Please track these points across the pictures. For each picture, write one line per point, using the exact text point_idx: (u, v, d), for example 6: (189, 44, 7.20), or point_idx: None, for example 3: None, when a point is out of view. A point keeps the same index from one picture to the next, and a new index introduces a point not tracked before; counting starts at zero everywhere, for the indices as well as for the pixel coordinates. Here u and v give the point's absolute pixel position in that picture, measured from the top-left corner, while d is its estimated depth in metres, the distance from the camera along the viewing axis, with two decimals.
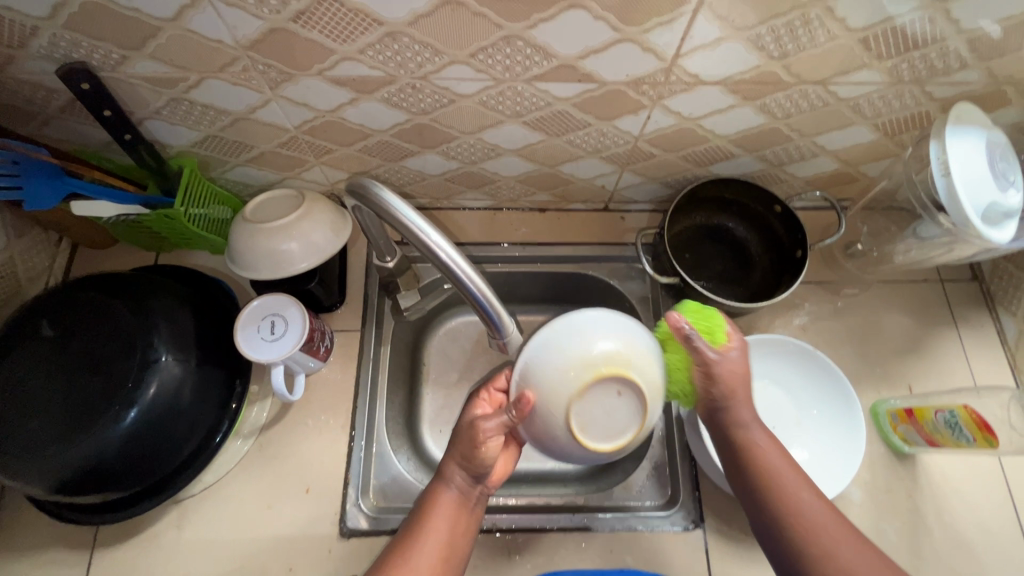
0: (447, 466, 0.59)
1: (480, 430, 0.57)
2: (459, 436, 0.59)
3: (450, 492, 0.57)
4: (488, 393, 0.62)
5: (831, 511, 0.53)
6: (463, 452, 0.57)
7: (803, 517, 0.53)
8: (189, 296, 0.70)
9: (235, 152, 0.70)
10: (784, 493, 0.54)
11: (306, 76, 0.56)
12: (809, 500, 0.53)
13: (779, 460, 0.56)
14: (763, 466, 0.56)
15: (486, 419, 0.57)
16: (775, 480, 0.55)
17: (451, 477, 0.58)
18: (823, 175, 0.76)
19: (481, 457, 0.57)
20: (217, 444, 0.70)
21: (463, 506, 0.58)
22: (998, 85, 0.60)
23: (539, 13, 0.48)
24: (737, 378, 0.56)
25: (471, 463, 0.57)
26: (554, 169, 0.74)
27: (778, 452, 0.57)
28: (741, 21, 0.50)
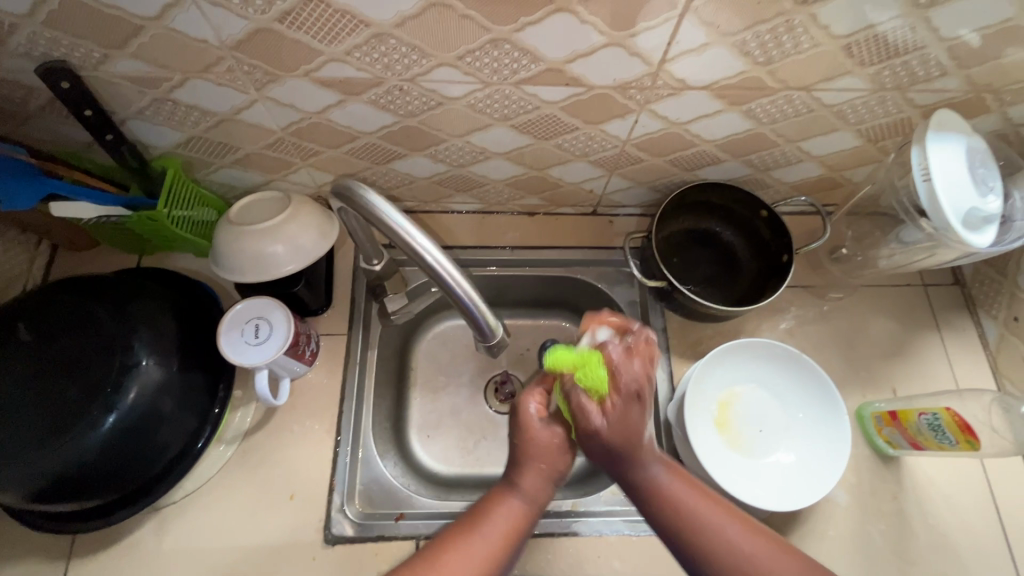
0: (516, 474, 0.55)
1: (561, 434, 0.56)
2: (532, 443, 0.55)
3: (520, 502, 0.54)
4: (540, 391, 0.58)
5: (750, 533, 0.50)
6: (539, 460, 0.55)
7: (728, 553, 0.49)
8: (171, 299, 0.69)
9: (220, 153, 0.69)
10: (700, 531, 0.50)
11: (292, 77, 0.56)
12: (730, 531, 0.50)
13: (689, 498, 0.52)
14: (673, 504, 0.52)
15: (560, 422, 0.56)
16: (693, 519, 0.51)
17: (523, 485, 0.55)
18: (808, 180, 0.77)
19: (558, 462, 0.56)
20: (199, 450, 0.69)
21: (533, 515, 0.55)
22: (977, 92, 0.61)
23: (526, 16, 0.48)
24: (635, 426, 0.50)
25: (549, 469, 0.56)
26: (543, 172, 0.74)
27: (686, 488, 0.53)
28: (727, 26, 0.50)
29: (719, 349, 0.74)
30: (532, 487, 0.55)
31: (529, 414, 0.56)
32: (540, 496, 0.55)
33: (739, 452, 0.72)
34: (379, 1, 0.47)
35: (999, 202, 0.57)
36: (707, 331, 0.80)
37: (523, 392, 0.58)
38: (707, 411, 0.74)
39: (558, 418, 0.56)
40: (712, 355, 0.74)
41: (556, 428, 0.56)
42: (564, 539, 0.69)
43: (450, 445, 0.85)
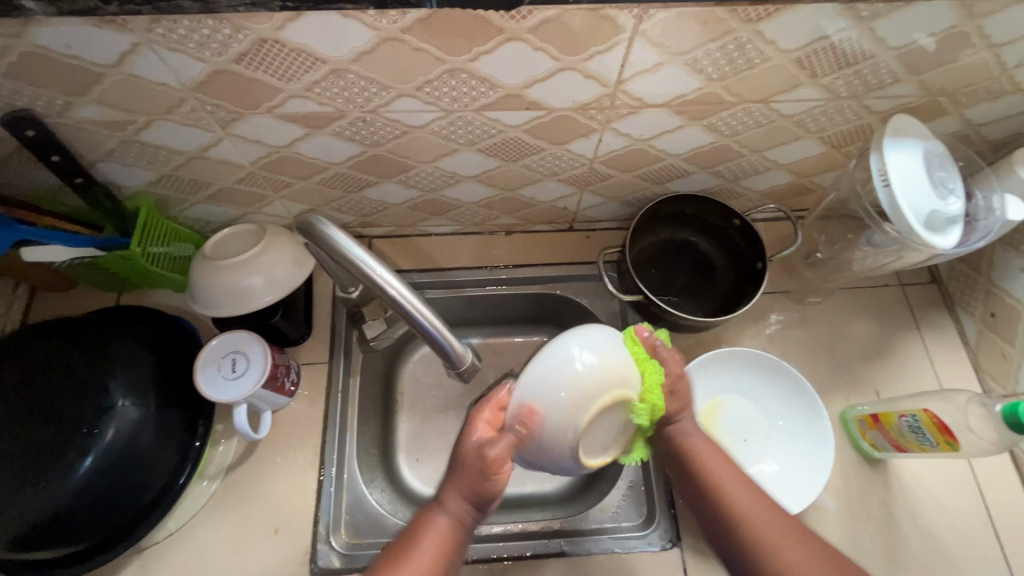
0: (445, 491, 0.58)
1: (489, 458, 0.56)
2: (461, 460, 0.57)
3: (448, 519, 0.57)
4: (490, 411, 0.57)
5: (772, 508, 0.56)
6: (467, 479, 0.57)
7: (749, 524, 0.55)
8: (148, 337, 0.68)
9: (192, 190, 0.69)
10: (725, 502, 0.57)
11: (256, 114, 0.56)
12: (748, 502, 0.56)
13: (726, 473, 0.59)
14: (709, 472, 0.59)
15: (494, 446, 0.56)
16: (720, 490, 0.58)
17: (451, 502, 0.57)
18: (779, 187, 0.78)
19: (488, 486, 0.56)
20: (180, 487, 0.68)
21: (459, 534, 0.57)
22: (932, 96, 0.62)
23: (478, 46, 0.49)
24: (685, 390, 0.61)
25: (472, 490, 0.57)
26: (515, 192, 0.75)
27: (718, 455, 0.61)
28: (677, 46, 0.51)
29: (699, 359, 0.74)
30: (456, 506, 0.57)
31: (472, 430, 0.57)
32: (465, 515, 0.57)
33: None
34: (333, 39, 0.47)
35: (961, 202, 0.58)
36: (688, 342, 0.80)
37: (475, 408, 0.59)
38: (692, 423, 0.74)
39: (494, 443, 0.56)
40: (692, 367, 0.74)
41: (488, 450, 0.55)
42: (554, 560, 0.69)
43: (439, 467, 0.84)
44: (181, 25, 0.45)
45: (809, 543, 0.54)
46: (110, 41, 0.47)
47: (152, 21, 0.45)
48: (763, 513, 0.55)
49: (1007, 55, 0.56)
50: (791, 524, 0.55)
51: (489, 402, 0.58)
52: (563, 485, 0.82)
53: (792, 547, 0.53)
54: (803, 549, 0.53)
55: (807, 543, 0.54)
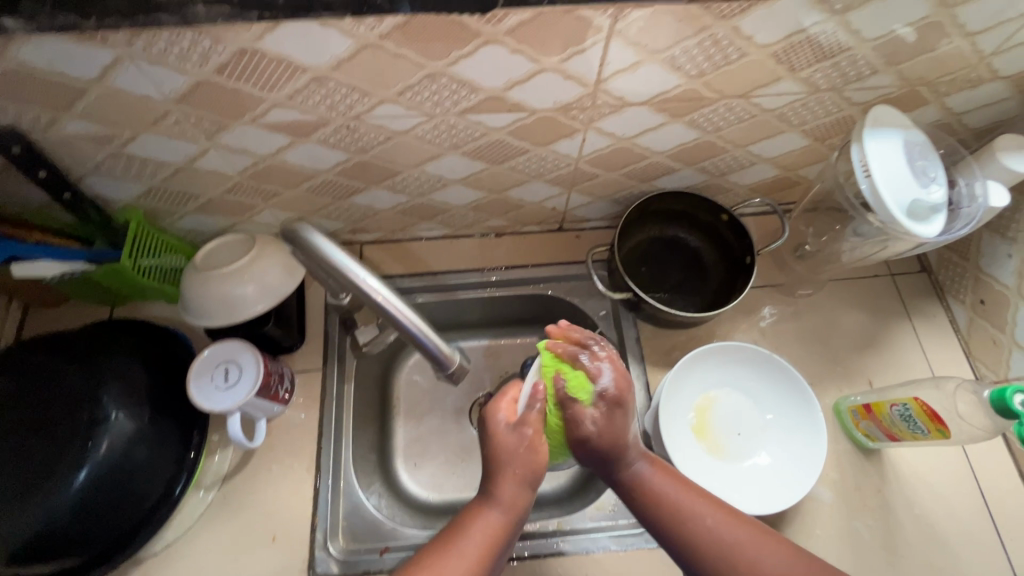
0: (492, 486, 0.56)
1: (529, 439, 0.57)
2: (500, 450, 0.57)
3: (500, 512, 0.55)
4: (506, 401, 0.60)
5: (730, 520, 0.56)
6: (509, 466, 0.56)
7: (710, 543, 0.55)
8: (140, 349, 0.69)
9: (181, 202, 0.70)
10: (683, 529, 0.56)
11: (240, 124, 0.57)
12: (708, 522, 0.56)
13: (676, 495, 0.58)
14: (660, 499, 0.58)
15: (526, 425, 0.57)
16: (675, 517, 0.57)
17: (501, 496, 0.56)
18: (765, 181, 0.78)
19: (530, 467, 0.56)
20: (177, 497, 0.69)
21: (512, 523, 0.56)
22: (911, 86, 0.62)
23: (457, 51, 0.50)
24: (621, 392, 0.58)
25: (523, 472, 0.56)
26: (502, 195, 0.75)
27: (666, 479, 0.59)
28: (654, 44, 0.51)
29: (690, 355, 0.74)
30: (507, 495, 0.56)
31: (496, 423, 0.58)
32: (517, 502, 0.56)
33: (720, 458, 0.72)
34: (312, 48, 0.48)
35: (943, 190, 0.58)
36: (680, 338, 0.81)
37: (491, 400, 0.60)
38: (685, 419, 0.74)
39: (525, 422, 0.57)
40: (684, 363, 0.74)
41: (523, 430, 0.56)
42: (551, 559, 0.69)
43: (436, 471, 0.84)
44: (160, 38, 0.46)
45: (780, 545, 0.55)
46: (92, 56, 0.47)
47: (132, 35, 0.46)
48: (725, 528, 0.55)
49: (983, 43, 0.57)
50: (757, 530, 0.55)
51: (502, 397, 0.60)
52: (560, 484, 0.82)
53: (764, 554, 0.54)
54: (774, 552, 0.54)
55: (776, 543, 0.55)
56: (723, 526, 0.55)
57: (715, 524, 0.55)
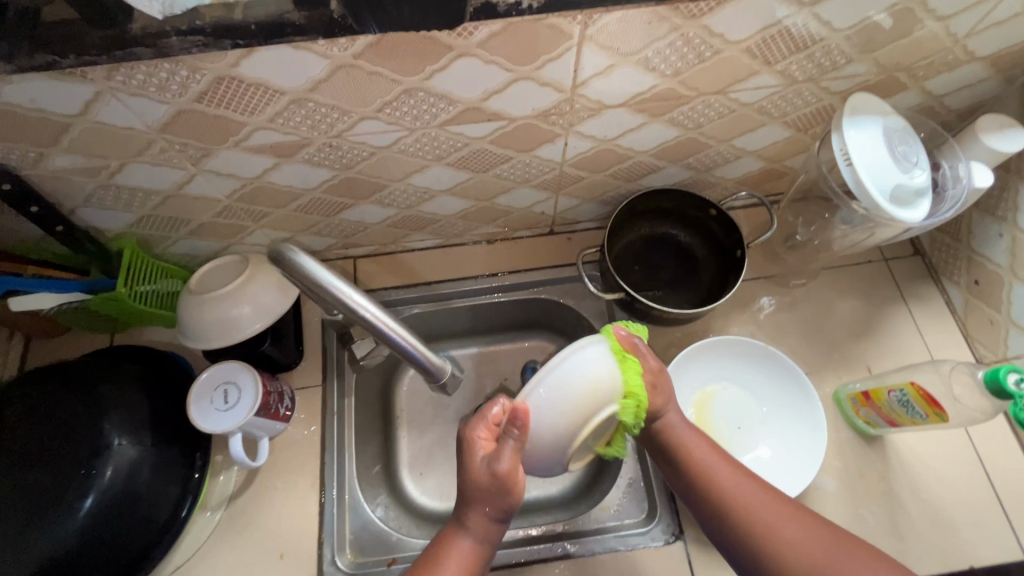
0: (463, 515, 0.57)
1: (501, 473, 0.54)
2: (472, 483, 0.55)
3: (470, 542, 0.56)
4: (486, 427, 0.57)
5: (759, 492, 0.57)
6: (482, 498, 0.55)
7: (738, 508, 0.56)
8: (141, 376, 0.69)
9: (173, 227, 0.70)
10: (715, 489, 0.58)
11: (224, 149, 0.58)
12: (739, 489, 0.57)
13: (711, 461, 0.59)
14: (696, 461, 0.59)
15: (500, 461, 0.54)
16: (709, 479, 0.58)
17: (473, 526, 0.56)
18: (752, 173, 0.78)
19: (502, 502, 0.55)
20: (182, 519, 0.69)
21: (484, 551, 0.57)
22: (889, 72, 0.62)
23: (431, 65, 0.50)
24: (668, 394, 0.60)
25: (494, 509, 0.56)
26: (490, 202, 0.76)
27: (707, 444, 0.61)
28: (626, 46, 0.52)
29: (687, 351, 0.74)
30: (478, 525, 0.56)
31: (473, 452, 0.56)
32: (489, 534, 0.57)
33: None
34: (288, 71, 0.49)
35: (926, 174, 0.58)
36: (677, 335, 0.81)
37: (468, 423, 0.58)
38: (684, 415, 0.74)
39: (499, 456, 0.54)
40: (680, 360, 0.74)
41: (495, 466, 0.54)
42: (558, 563, 0.69)
43: (441, 480, 0.85)
44: (138, 71, 0.47)
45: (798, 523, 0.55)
46: (73, 93, 0.48)
47: (111, 69, 0.46)
48: (751, 498, 0.56)
49: (956, 26, 0.57)
50: (786, 508, 0.56)
51: (483, 418, 0.58)
52: (566, 487, 0.82)
53: (784, 527, 0.54)
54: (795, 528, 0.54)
55: (795, 521, 0.55)
56: (750, 495, 0.57)
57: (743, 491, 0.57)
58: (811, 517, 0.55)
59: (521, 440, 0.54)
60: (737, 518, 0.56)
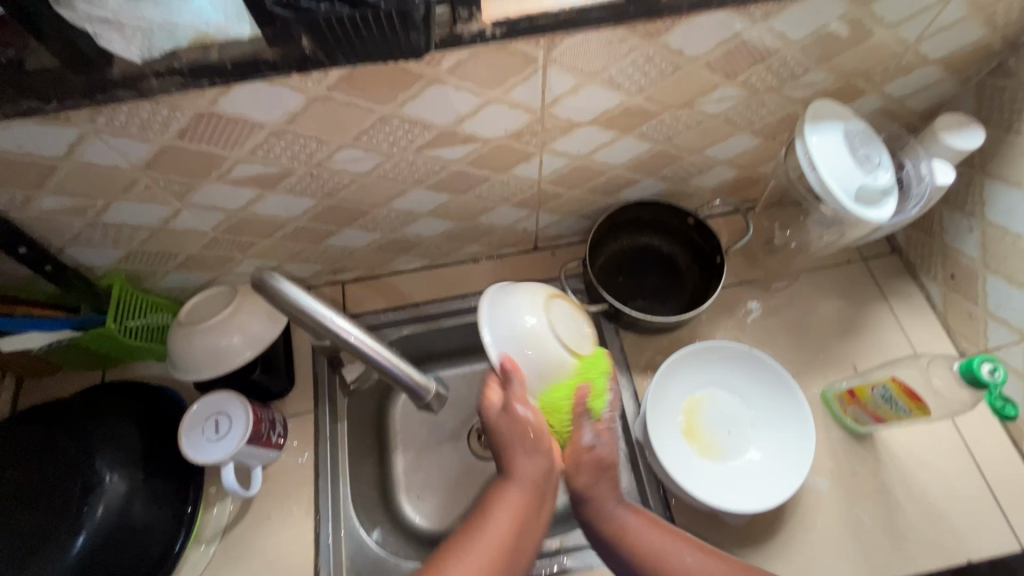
0: (506, 464, 0.58)
1: (518, 409, 0.58)
2: (501, 427, 0.59)
3: (517, 488, 0.55)
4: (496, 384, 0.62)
5: (709, 559, 0.54)
6: (512, 440, 0.58)
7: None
8: (134, 411, 0.70)
9: (162, 261, 0.71)
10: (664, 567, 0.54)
11: (208, 182, 0.59)
12: (688, 562, 0.54)
13: (651, 535, 0.57)
14: (639, 544, 0.56)
15: (514, 400, 0.58)
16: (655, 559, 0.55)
17: (517, 469, 0.57)
18: (727, 181, 0.80)
19: (533, 435, 0.58)
20: (177, 555, 0.68)
21: (535, 496, 0.56)
22: (847, 79, 0.65)
23: (403, 94, 0.52)
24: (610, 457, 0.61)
25: (527, 444, 0.58)
26: (472, 221, 0.77)
27: (647, 525, 0.58)
28: (590, 67, 0.54)
29: (674, 359, 0.75)
30: (519, 467, 0.57)
31: (489, 402, 0.60)
32: (533, 471, 0.57)
33: (713, 459, 0.73)
34: (265, 105, 0.51)
35: (890, 173, 0.60)
36: (663, 343, 0.82)
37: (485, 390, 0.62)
38: (675, 422, 0.75)
39: (512, 397, 0.59)
40: (667, 368, 0.75)
41: (511, 404, 0.58)
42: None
43: (439, 501, 0.84)
44: (120, 112, 0.48)
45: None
46: (59, 135, 0.50)
47: (93, 112, 0.48)
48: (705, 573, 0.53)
49: (906, 32, 0.60)
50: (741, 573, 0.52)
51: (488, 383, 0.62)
52: (565, 501, 0.82)
53: None
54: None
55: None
56: (701, 567, 0.53)
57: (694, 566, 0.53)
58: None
59: (515, 383, 0.59)
60: None
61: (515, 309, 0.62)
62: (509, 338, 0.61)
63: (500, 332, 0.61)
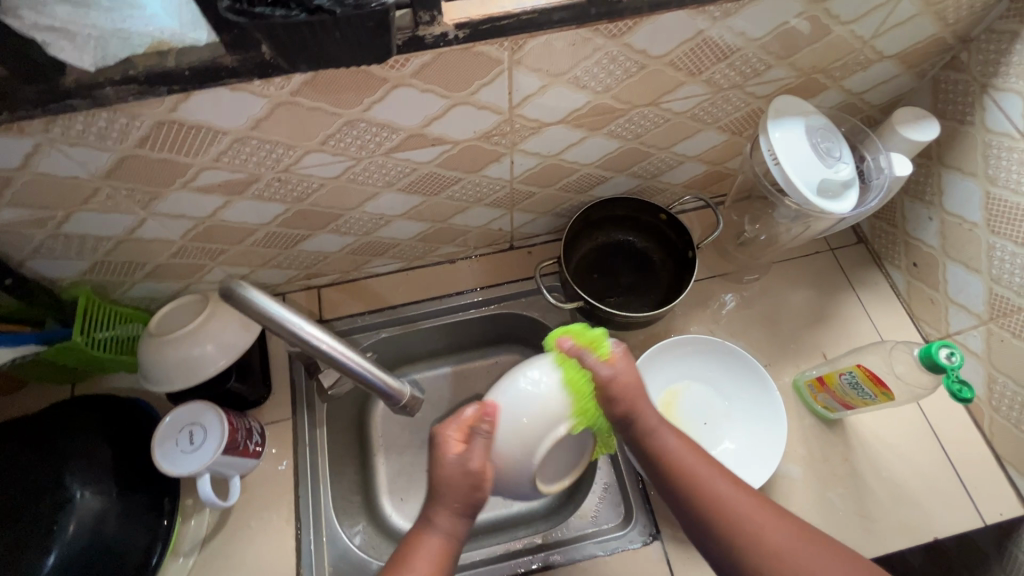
0: (431, 511, 0.56)
1: (474, 470, 0.55)
2: (442, 477, 0.55)
3: (440, 539, 0.55)
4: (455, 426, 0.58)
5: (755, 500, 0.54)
6: (455, 498, 0.55)
7: (766, 555, 0.51)
8: (103, 425, 0.69)
9: (129, 271, 0.70)
10: (706, 499, 0.54)
11: (172, 191, 0.58)
12: (731, 496, 0.54)
13: (704, 470, 0.56)
14: (682, 470, 0.56)
15: (473, 458, 0.56)
16: (697, 487, 0.55)
17: (441, 520, 0.56)
18: (696, 177, 0.82)
19: (472, 496, 0.56)
20: (154, 567, 0.66)
21: (453, 550, 0.56)
22: (808, 75, 0.66)
23: (368, 97, 0.52)
24: (635, 388, 0.59)
25: (463, 504, 0.56)
26: (447, 222, 0.77)
27: (690, 452, 0.57)
28: (555, 68, 0.55)
29: (649, 353, 0.76)
30: (444, 521, 0.56)
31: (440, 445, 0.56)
32: (457, 530, 0.56)
33: None
34: (227, 111, 0.50)
35: (850, 166, 0.62)
36: (640, 337, 0.82)
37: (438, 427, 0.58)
38: None
39: (472, 453, 0.56)
40: (643, 361, 0.76)
41: (469, 463, 0.55)
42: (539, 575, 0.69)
43: (423, 503, 0.85)
44: (76, 121, 0.47)
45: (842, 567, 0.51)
46: (13, 147, 0.49)
47: (48, 122, 0.47)
48: (757, 520, 0.53)
49: (862, 29, 0.61)
50: (781, 520, 0.53)
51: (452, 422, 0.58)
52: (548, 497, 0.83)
53: (781, 542, 0.52)
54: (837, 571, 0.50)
55: (800, 542, 0.52)
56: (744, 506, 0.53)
57: (737, 501, 0.54)
58: (813, 532, 0.53)
59: (489, 442, 0.57)
60: (736, 534, 0.52)
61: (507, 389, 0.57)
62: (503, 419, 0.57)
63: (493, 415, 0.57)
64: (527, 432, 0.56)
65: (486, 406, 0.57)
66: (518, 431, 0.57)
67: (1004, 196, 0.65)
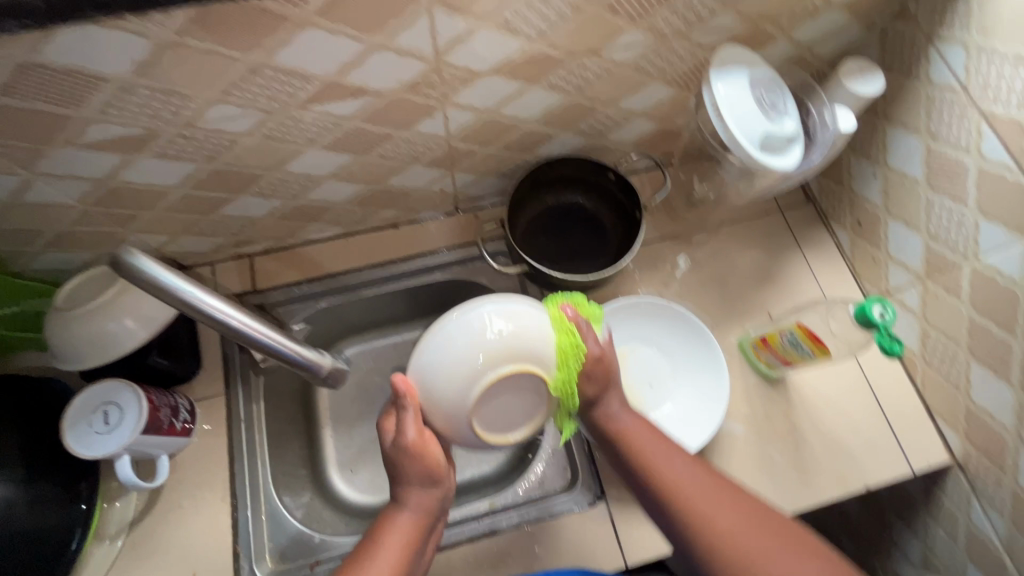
0: (397, 491, 0.55)
1: (409, 443, 0.53)
2: (389, 459, 0.55)
3: (408, 515, 0.54)
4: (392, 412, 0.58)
5: (700, 470, 0.56)
6: (409, 473, 0.54)
7: (714, 530, 0.51)
8: (9, 406, 0.63)
9: (25, 240, 0.63)
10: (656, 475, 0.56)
11: (57, 148, 0.52)
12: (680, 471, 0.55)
13: (654, 445, 0.57)
14: (635, 446, 0.58)
15: (406, 430, 0.54)
16: (647, 462, 0.56)
17: (405, 497, 0.55)
18: (645, 135, 0.79)
19: (422, 467, 0.54)
20: (75, 552, 0.63)
21: (426, 523, 0.55)
22: (754, 23, 0.63)
23: (269, 39, 0.47)
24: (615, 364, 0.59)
25: (418, 477, 0.55)
26: (383, 184, 0.72)
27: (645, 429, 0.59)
28: (480, 9, 0.50)
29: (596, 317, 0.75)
30: (413, 498, 0.55)
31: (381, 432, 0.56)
32: (424, 504, 0.55)
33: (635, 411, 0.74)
34: (103, 53, 0.44)
35: (795, 121, 0.60)
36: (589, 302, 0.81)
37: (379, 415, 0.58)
38: None
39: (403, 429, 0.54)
40: None
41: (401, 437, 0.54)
42: (484, 540, 0.68)
43: (371, 475, 0.83)
44: None
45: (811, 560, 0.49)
46: None
47: None
48: (700, 492, 0.53)
49: None
50: (728, 493, 0.54)
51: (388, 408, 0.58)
52: (498, 463, 0.82)
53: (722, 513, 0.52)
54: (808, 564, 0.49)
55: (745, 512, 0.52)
56: (691, 479, 0.55)
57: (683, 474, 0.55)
58: (758, 502, 0.53)
59: (417, 412, 0.54)
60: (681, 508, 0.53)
61: (468, 324, 0.53)
62: (460, 348, 0.52)
63: (456, 339, 0.53)
64: (471, 374, 0.52)
65: (396, 380, 0.54)
66: (449, 384, 0.52)
67: (944, 150, 0.64)
